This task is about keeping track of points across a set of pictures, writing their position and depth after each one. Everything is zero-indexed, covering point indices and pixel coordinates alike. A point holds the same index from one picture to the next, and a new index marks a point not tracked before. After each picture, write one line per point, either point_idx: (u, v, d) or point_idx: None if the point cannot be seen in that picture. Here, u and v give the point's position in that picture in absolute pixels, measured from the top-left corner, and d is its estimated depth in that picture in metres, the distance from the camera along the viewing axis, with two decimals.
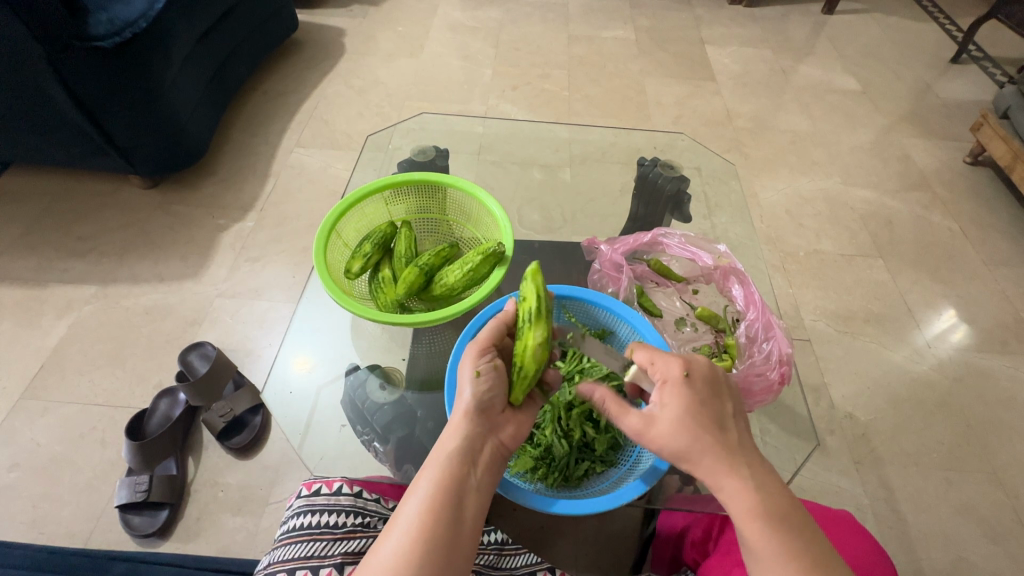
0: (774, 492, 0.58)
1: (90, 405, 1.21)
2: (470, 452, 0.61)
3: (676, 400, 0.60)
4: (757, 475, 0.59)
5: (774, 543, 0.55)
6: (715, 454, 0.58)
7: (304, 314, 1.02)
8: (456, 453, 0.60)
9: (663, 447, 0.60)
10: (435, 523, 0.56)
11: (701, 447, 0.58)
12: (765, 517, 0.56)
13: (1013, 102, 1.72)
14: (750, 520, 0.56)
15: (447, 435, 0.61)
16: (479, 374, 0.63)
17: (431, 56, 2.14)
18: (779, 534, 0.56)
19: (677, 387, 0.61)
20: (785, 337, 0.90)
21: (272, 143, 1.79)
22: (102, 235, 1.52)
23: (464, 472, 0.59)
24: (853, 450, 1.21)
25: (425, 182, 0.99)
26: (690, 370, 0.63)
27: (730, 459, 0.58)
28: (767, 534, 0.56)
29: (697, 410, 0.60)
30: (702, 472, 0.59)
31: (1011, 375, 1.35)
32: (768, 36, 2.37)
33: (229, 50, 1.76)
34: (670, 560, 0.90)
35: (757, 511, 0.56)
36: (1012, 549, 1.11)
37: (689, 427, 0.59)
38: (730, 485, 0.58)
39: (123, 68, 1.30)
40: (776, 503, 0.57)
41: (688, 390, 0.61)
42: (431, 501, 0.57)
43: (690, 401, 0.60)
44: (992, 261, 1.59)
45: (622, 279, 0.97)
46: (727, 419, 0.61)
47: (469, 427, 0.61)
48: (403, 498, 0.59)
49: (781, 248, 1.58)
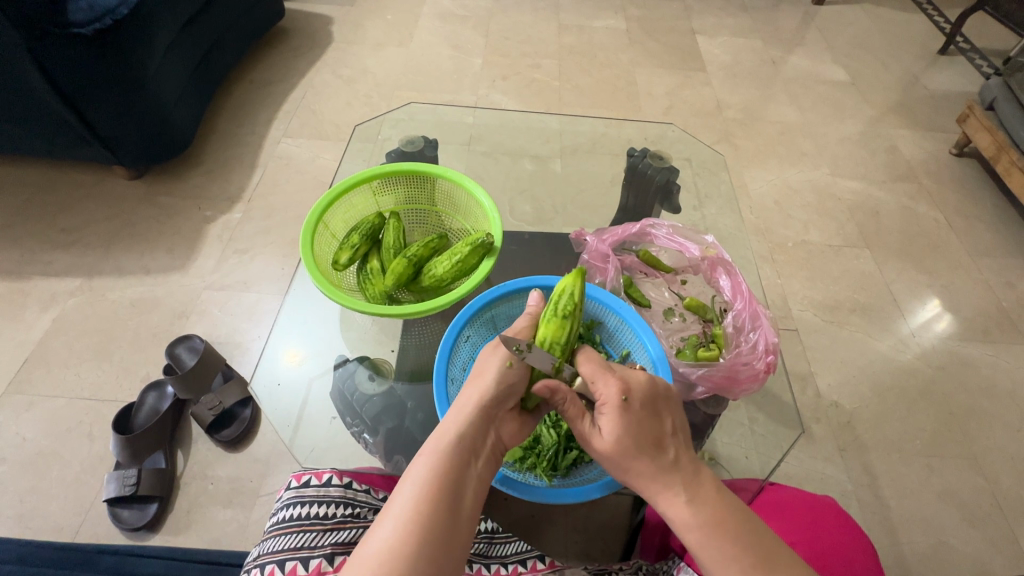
0: (713, 506, 0.58)
1: (76, 399, 1.20)
2: (471, 444, 0.60)
3: (614, 425, 0.60)
4: (689, 488, 0.59)
5: (708, 555, 0.56)
6: (650, 476, 0.60)
7: (293, 306, 1.02)
8: (456, 442, 0.59)
9: (606, 465, 0.63)
10: (431, 510, 0.54)
11: (640, 468, 0.60)
12: (699, 529, 0.57)
13: (999, 93, 1.73)
14: (687, 536, 0.58)
15: (448, 424, 0.61)
16: (511, 364, 0.64)
17: (421, 45, 2.12)
18: (713, 545, 0.56)
19: (616, 412, 0.60)
20: (771, 327, 0.90)
21: (259, 133, 1.77)
22: (86, 227, 1.50)
23: (462, 463, 0.58)
24: (838, 437, 1.23)
25: (414, 173, 0.98)
26: (628, 393, 0.61)
27: (665, 481, 0.59)
28: (701, 547, 0.57)
29: (631, 435, 0.60)
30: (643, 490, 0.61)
31: (991, 363, 1.38)
32: (758, 27, 2.37)
33: (214, 39, 1.73)
34: (658, 548, 0.89)
35: (692, 527, 0.57)
36: (989, 532, 1.14)
37: (624, 454, 0.60)
38: (665, 501, 0.59)
39: (105, 56, 1.28)
40: (713, 516, 0.58)
41: (626, 414, 0.60)
42: (428, 487, 0.55)
43: (628, 426, 0.60)
44: (976, 252, 1.61)
45: (609, 269, 0.97)
46: (665, 438, 0.61)
47: (475, 418, 0.61)
48: (398, 483, 0.57)
49: (769, 238, 1.59)
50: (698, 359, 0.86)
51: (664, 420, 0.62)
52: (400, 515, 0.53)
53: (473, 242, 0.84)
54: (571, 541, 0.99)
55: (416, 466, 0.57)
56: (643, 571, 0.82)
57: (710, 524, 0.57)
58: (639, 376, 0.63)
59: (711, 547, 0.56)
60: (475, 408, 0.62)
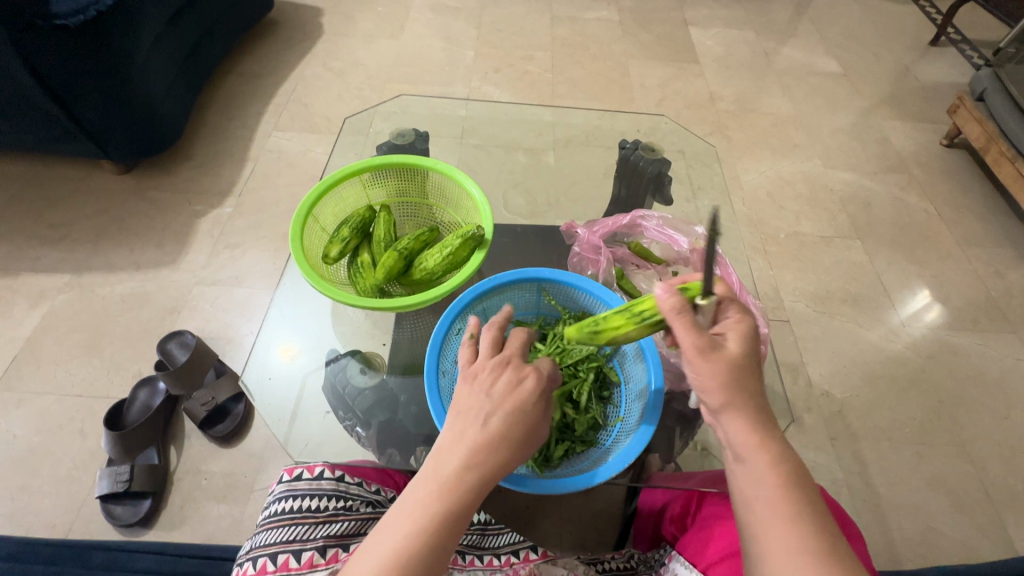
0: (791, 450, 0.57)
1: (67, 396, 1.19)
2: (471, 493, 0.53)
3: (744, 344, 0.59)
4: (768, 429, 0.57)
5: (790, 494, 0.54)
6: (750, 401, 0.57)
7: (284, 301, 1.01)
8: (452, 493, 0.52)
9: (710, 373, 0.57)
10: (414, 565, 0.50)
11: (748, 389, 0.58)
12: (785, 468, 0.55)
13: (989, 84, 1.74)
14: (770, 471, 0.55)
15: (448, 466, 0.53)
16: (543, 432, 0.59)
17: (412, 37, 2.10)
18: (795, 491, 0.54)
19: (754, 333, 0.59)
20: (761, 317, 0.91)
21: (250, 126, 1.75)
22: (74, 223, 1.48)
23: (456, 513, 0.52)
24: (829, 426, 1.25)
25: (404, 165, 0.97)
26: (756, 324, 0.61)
27: (757, 414, 0.58)
28: (783, 485, 0.54)
29: (752, 358, 0.58)
30: (728, 417, 0.58)
31: (980, 352, 1.39)
32: (750, 18, 2.36)
33: (202, 31, 1.71)
34: (650, 536, 0.90)
35: (777, 463, 0.55)
36: (976, 518, 1.15)
37: (741, 373, 0.57)
38: (745, 434, 0.57)
39: (90, 48, 1.26)
40: (785, 452, 0.57)
41: (758, 340, 0.60)
42: (413, 540, 0.50)
43: (755, 349, 0.59)
44: (965, 242, 1.63)
45: (601, 262, 0.98)
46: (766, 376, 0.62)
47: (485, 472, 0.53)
48: (389, 519, 0.52)
49: (761, 230, 1.60)
50: None
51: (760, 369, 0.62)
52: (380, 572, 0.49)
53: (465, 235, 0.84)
54: (564, 533, 1.00)
55: (405, 512, 0.52)
56: (635, 560, 0.84)
57: (789, 461, 0.56)
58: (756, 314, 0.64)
59: (792, 486, 0.54)
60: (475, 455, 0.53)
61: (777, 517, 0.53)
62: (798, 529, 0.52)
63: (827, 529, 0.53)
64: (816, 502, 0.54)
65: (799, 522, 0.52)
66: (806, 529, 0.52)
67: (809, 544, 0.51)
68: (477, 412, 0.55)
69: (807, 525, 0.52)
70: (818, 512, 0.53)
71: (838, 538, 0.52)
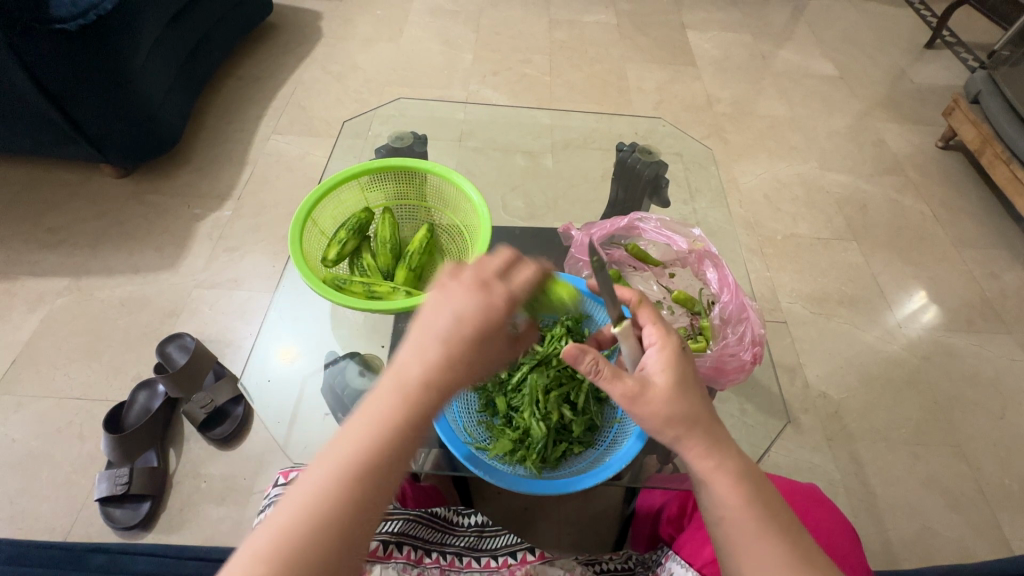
0: (745, 462, 0.59)
1: (66, 399, 1.20)
2: (422, 401, 0.49)
3: (669, 365, 0.59)
4: (723, 447, 0.58)
5: (756, 510, 0.56)
6: (699, 427, 0.57)
7: (283, 304, 1.02)
8: (396, 402, 0.48)
9: (654, 413, 0.57)
10: (356, 484, 0.46)
11: (694, 405, 0.58)
12: (746, 485, 0.57)
13: (983, 87, 1.75)
14: (733, 491, 0.56)
15: (396, 371, 0.49)
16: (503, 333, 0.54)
17: (410, 40, 2.11)
18: (757, 508, 0.56)
19: (675, 351, 0.61)
20: (757, 319, 0.92)
21: (249, 130, 1.76)
22: (74, 226, 1.49)
23: (384, 446, 0.47)
24: (826, 427, 1.25)
25: (402, 168, 0.98)
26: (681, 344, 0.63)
27: (710, 434, 0.58)
28: (747, 501, 0.56)
29: (687, 380, 0.59)
30: (683, 448, 0.58)
31: (975, 353, 1.40)
32: (747, 21, 2.38)
33: (201, 35, 1.72)
34: (648, 536, 0.90)
35: (739, 482, 0.57)
36: (972, 517, 1.16)
37: (682, 401, 0.57)
38: (703, 460, 0.57)
39: (91, 53, 1.27)
40: (743, 467, 0.58)
41: (681, 359, 0.60)
42: (347, 464, 0.46)
43: (681, 370, 0.60)
44: (960, 243, 1.64)
45: (595, 263, 0.99)
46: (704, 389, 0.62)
47: (438, 360, 0.49)
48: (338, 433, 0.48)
49: (758, 232, 1.61)
50: None
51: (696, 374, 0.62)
52: (297, 521, 0.44)
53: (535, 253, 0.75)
54: (564, 533, 0.99)
55: (340, 440, 0.47)
56: (632, 561, 0.84)
57: (749, 475, 0.58)
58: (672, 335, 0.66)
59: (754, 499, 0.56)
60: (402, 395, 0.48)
61: (747, 537, 0.55)
62: (768, 543, 0.55)
63: (788, 530, 0.56)
64: (778, 512, 0.57)
65: (768, 536, 0.55)
66: (774, 542, 0.55)
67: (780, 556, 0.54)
68: (406, 345, 0.51)
69: (775, 538, 0.55)
70: (781, 521, 0.56)
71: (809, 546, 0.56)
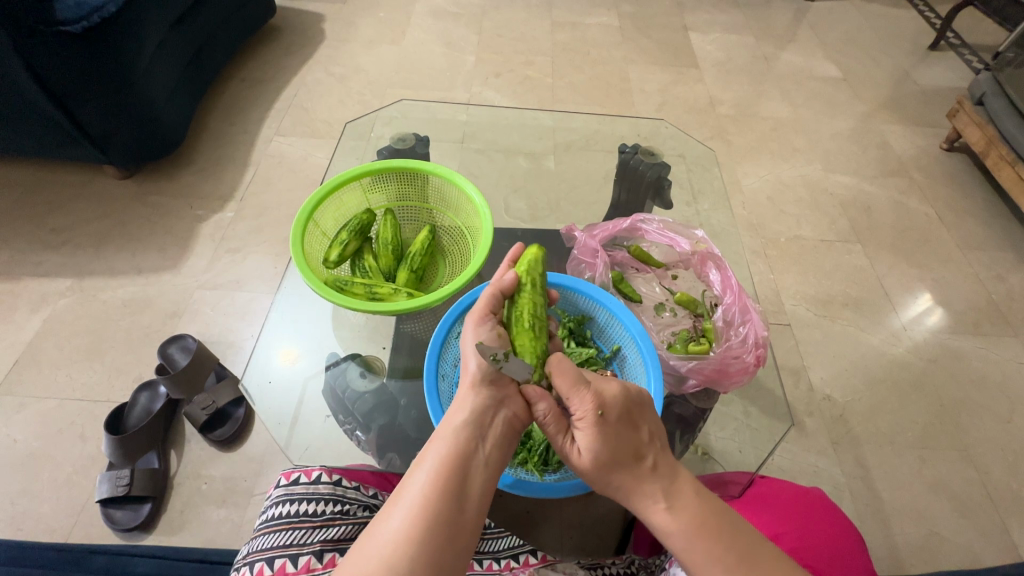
0: (694, 497, 0.59)
1: (68, 400, 1.19)
2: (474, 433, 0.59)
3: (591, 438, 0.60)
4: (671, 490, 0.59)
5: (700, 542, 0.56)
6: (636, 476, 0.60)
7: (284, 305, 1.01)
8: (454, 436, 0.59)
9: (589, 474, 0.62)
10: (439, 502, 0.54)
11: (614, 466, 0.60)
12: (688, 526, 0.57)
13: (988, 88, 1.74)
14: (676, 528, 0.57)
15: (447, 421, 0.61)
16: (483, 343, 0.64)
17: (413, 42, 2.11)
18: (704, 542, 0.56)
19: (592, 425, 0.60)
20: (761, 321, 0.91)
21: (251, 131, 1.76)
22: (77, 227, 1.49)
23: (459, 470, 0.57)
24: (831, 430, 1.24)
25: (404, 169, 0.98)
26: (605, 409, 0.60)
27: (647, 485, 0.59)
28: (692, 538, 0.56)
29: (612, 444, 0.60)
30: (632, 497, 0.60)
31: (981, 356, 1.39)
32: (750, 23, 2.37)
33: (204, 37, 1.72)
34: (650, 543, 0.90)
35: (681, 525, 0.57)
36: (979, 522, 1.15)
37: (608, 462, 0.60)
38: (649, 506, 0.59)
39: (95, 55, 1.27)
40: (691, 505, 0.58)
41: (602, 432, 0.60)
42: (430, 490, 0.55)
43: (605, 439, 0.60)
44: (966, 246, 1.63)
45: (598, 264, 0.98)
46: (643, 447, 0.61)
47: (474, 400, 0.62)
48: (409, 476, 0.57)
49: (761, 234, 1.60)
50: (689, 352, 0.87)
51: (642, 429, 0.62)
52: (396, 546, 0.51)
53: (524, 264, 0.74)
54: (566, 536, 0.98)
55: (416, 472, 0.57)
56: (635, 565, 0.83)
57: (696, 515, 0.57)
58: (613, 386, 0.62)
59: (698, 538, 0.56)
60: (463, 432, 0.59)
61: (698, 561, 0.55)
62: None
63: (739, 557, 0.54)
64: (734, 539, 0.56)
65: (718, 567, 0.54)
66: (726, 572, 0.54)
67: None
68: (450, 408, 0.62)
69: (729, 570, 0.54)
70: (729, 550, 0.55)
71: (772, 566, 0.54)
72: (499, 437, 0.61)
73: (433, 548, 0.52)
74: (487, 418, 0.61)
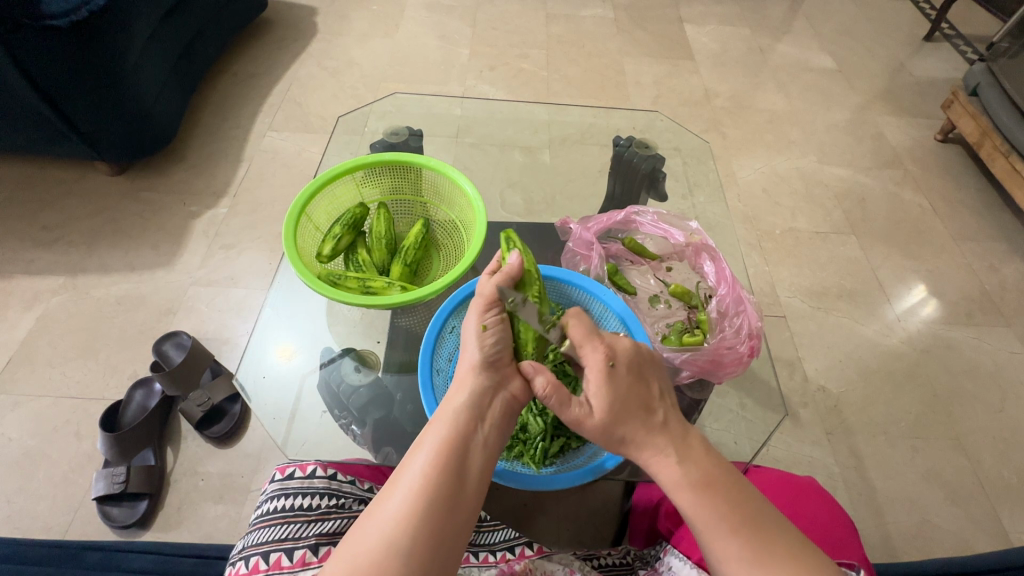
0: (703, 457, 0.60)
1: (62, 398, 1.19)
2: (473, 414, 0.60)
3: (601, 393, 0.62)
4: (681, 447, 0.60)
5: (708, 502, 0.56)
6: (647, 432, 0.61)
7: (279, 300, 1.01)
8: (455, 418, 0.59)
9: (599, 435, 0.62)
10: (440, 480, 0.54)
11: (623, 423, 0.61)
12: (693, 485, 0.57)
13: (982, 80, 1.74)
14: (683, 483, 0.57)
15: (447, 404, 0.61)
16: (486, 328, 0.66)
17: (407, 36, 2.10)
18: (709, 500, 0.56)
19: (603, 374, 0.62)
20: (755, 312, 0.92)
21: (244, 127, 1.75)
22: (69, 224, 1.48)
23: (460, 450, 0.57)
24: (825, 421, 1.25)
25: (397, 163, 0.97)
26: (615, 359, 0.64)
27: (657, 438, 0.60)
28: (699, 496, 0.56)
29: (623, 396, 0.62)
30: (647, 452, 0.60)
31: (974, 346, 1.40)
32: (745, 14, 2.36)
33: (195, 31, 1.71)
34: (647, 532, 0.88)
35: (689, 480, 0.57)
36: (971, 510, 1.16)
37: (619, 414, 0.61)
38: (659, 462, 0.60)
39: (83, 49, 1.25)
40: (703, 464, 0.59)
41: (614, 385, 0.62)
42: (431, 469, 0.55)
43: (618, 391, 0.62)
44: (959, 236, 1.63)
45: (593, 257, 0.98)
46: (654, 402, 0.63)
47: (475, 382, 0.62)
48: (410, 457, 0.57)
49: (757, 226, 1.60)
50: (684, 343, 0.87)
51: (651, 385, 0.64)
52: (397, 525, 0.51)
53: (512, 247, 0.76)
54: (563, 528, 0.97)
55: (417, 453, 0.57)
56: (631, 556, 0.83)
57: (706, 475, 0.58)
58: (624, 342, 0.66)
59: (705, 493, 0.56)
60: (463, 413, 0.60)
61: (707, 524, 0.55)
62: (726, 534, 0.54)
63: (753, 517, 0.54)
64: (742, 501, 0.56)
65: (726, 530, 0.54)
66: (732, 532, 0.53)
67: (739, 552, 0.52)
68: (450, 391, 0.63)
69: (737, 532, 0.53)
70: (735, 514, 0.54)
71: (777, 530, 0.54)
72: (497, 419, 0.61)
73: (435, 527, 0.52)
74: (487, 398, 0.61)
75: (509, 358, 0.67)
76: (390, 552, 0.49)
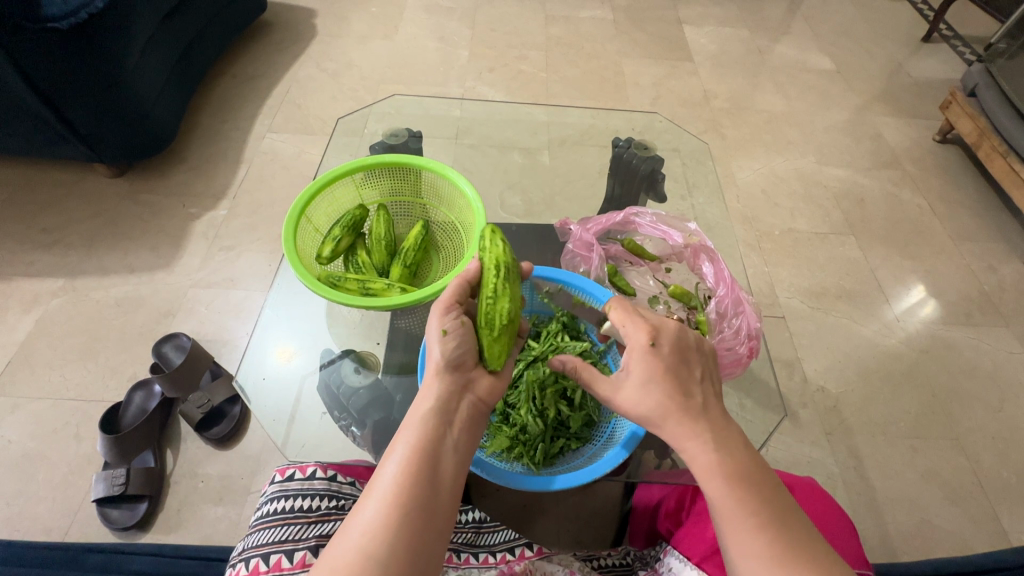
0: (736, 447, 0.59)
1: (61, 400, 1.19)
2: (442, 419, 0.59)
3: (639, 366, 0.61)
4: (718, 435, 0.59)
5: (741, 496, 0.54)
6: (686, 416, 0.59)
7: (279, 301, 1.01)
8: (424, 424, 0.58)
9: (631, 411, 0.61)
10: (414, 489, 0.54)
11: (663, 410, 0.59)
12: (726, 475, 0.56)
13: (980, 80, 1.74)
14: (717, 475, 0.56)
15: (414, 410, 0.60)
16: (446, 332, 0.64)
17: (406, 38, 2.10)
18: (741, 494, 0.55)
19: (644, 355, 0.62)
20: (754, 313, 0.93)
21: (244, 128, 1.75)
22: (68, 226, 1.48)
23: (432, 456, 0.56)
24: (825, 421, 1.25)
25: (397, 164, 0.97)
26: (658, 339, 0.63)
27: (696, 422, 0.59)
28: (731, 489, 0.55)
29: (662, 376, 0.60)
30: (683, 436, 0.59)
31: (973, 346, 1.40)
32: (743, 15, 2.37)
33: (194, 33, 1.71)
34: (646, 533, 0.88)
35: (724, 471, 0.56)
36: (971, 510, 1.16)
37: (657, 392, 0.60)
38: (693, 446, 0.58)
39: (82, 51, 1.25)
40: (736, 456, 0.57)
41: (655, 361, 0.61)
42: (404, 479, 0.54)
43: (658, 368, 0.61)
44: (958, 236, 1.64)
45: (593, 258, 0.98)
46: (694, 384, 0.61)
47: (442, 386, 0.62)
48: (380, 467, 0.56)
49: (756, 227, 1.60)
50: None
51: (693, 368, 0.63)
52: (374, 536, 0.50)
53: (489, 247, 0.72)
54: (563, 529, 0.97)
55: (388, 463, 0.56)
56: (630, 557, 0.84)
57: (738, 469, 0.56)
58: (670, 324, 0.65)
59: (738, 487, 0.55)
60: (431, 418, 0.59)
61: (735, 520, 0.54)
62: (752, 531, 0.53)
63: (779, 515, 0.54)
64: (770, 498, 0.55)
65: (756, 528, 0.53)
66: (760, 528, 0.53)
67: (764, 551, 0.52)
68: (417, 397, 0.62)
69: (765, 530, 0.53)
70: (765, 514, 0.54)
71: (803, 530, 0.54)
72: (464, 421, 0.61)
73: (414, 535, 0.52)
74: (454, 402, 0.61)
75: (473, 359, 0.66)
76: (368, 563, 0.49)
